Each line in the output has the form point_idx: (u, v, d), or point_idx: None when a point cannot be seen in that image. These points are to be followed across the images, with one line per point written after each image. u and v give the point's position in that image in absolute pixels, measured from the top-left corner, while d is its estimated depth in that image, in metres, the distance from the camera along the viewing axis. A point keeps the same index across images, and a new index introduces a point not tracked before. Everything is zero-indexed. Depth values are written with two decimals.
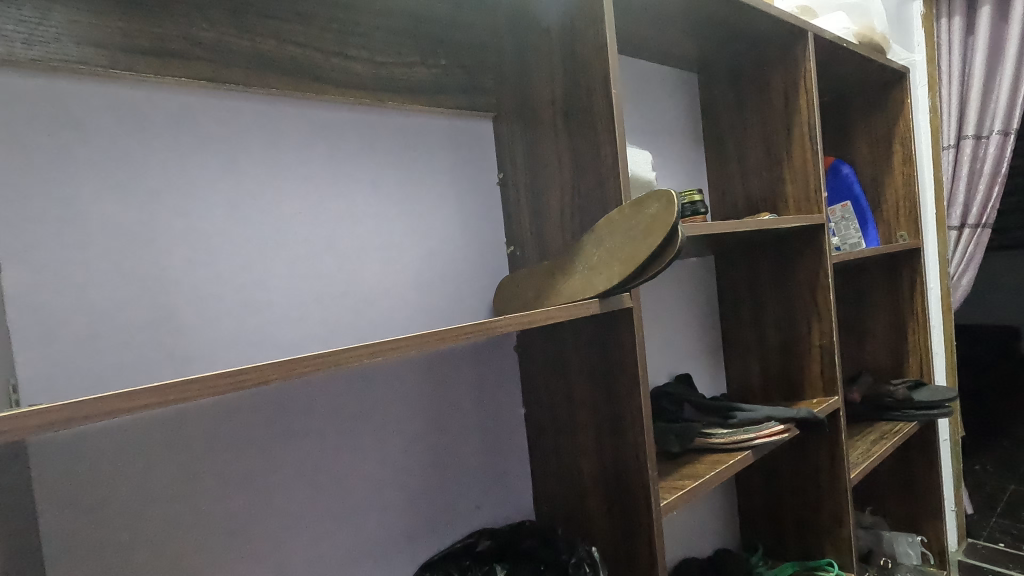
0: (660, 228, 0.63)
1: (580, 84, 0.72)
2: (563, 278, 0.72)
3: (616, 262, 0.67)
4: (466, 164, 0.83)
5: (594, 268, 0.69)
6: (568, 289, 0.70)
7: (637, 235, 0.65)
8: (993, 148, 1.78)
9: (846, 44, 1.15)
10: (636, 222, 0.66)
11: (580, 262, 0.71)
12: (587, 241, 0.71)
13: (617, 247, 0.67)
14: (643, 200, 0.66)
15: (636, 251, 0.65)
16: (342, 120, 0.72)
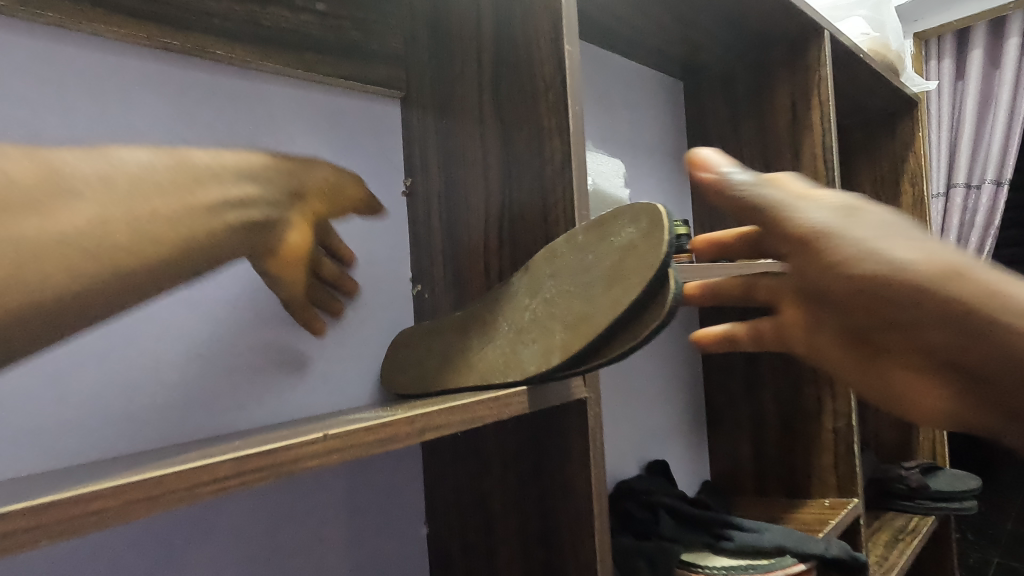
0: (639, 272, 0.36)
1: (516, 44, 0.47)
2: (475, 343, 0.44)
3: (560, 327, 0.39)
4: (356, 162, 0.56)
5: (526, 331, 0.41)
6: (481, 366, 0.42)
7: (597, 281, 0.38)
8: (985, 197, 1.83)
9: (863, 54, 0.93)
10: (596, 257, 0.39)
11: (505, 320, 0.43)
12: (519, 283, 0.43)
13: (564, 298, 0.40)
14: (611, 219, 0.39)
15: (593, 311, 0.37)
16: (132, 72, 0.45)
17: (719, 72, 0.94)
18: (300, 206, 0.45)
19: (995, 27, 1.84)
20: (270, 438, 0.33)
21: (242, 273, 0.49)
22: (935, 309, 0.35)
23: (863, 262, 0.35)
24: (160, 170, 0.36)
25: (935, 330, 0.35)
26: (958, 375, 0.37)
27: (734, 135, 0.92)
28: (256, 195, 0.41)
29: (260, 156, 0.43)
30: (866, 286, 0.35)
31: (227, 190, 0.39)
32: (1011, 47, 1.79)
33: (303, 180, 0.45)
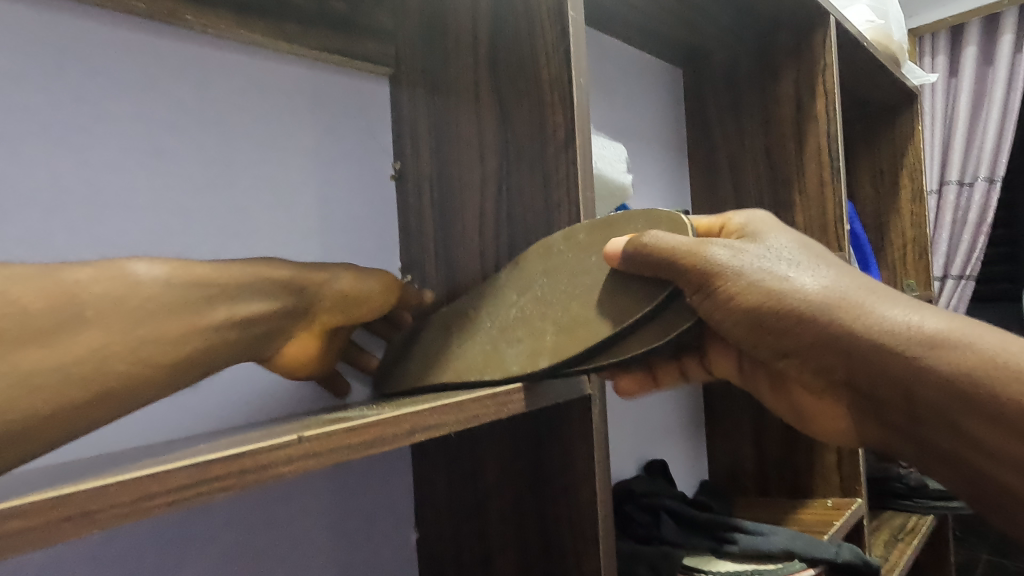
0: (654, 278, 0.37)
1: (514, 14, 0.43)
2: (453, 343, 0.41)
3: (554, 329, 0.38)
4: (340, 144, 0.53)
5: (512, 329, 0.39)
6: (461, 365, 0.39)
7: (599, 285, 0.38)
8: (977, 195, 1.83)
9: (867, 42, 0.90)
10: (599, 259, 0.38)
11: (487, 319, 0.41)
12: (507, 282, 0.42)
13: (560, 299, 0.39)
14: (623, 220, 0.39)
15: (594, 316, 0.37)
16: (95, 37, 0.41)
17: (721, 59, 0.91)
18: (302, 317, 0.39)
19: (990, 24, 1.83)
20: (244, 438, 0.30)
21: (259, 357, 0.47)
22: (814, 346, 0.37)
23: (748, 300, 0.37)
24: (177, 288, 0.32)
25: (820, 365, 0.38)
26: (852, 399, 0.40)
27: (736, 125, 0.89)
28: (261, 307, 0.36)
29: (269, 262, 0.38)
30: (759, 325, 0.37)
31: (234, 305, 0.35)
32: (1004, 43, 1.79)
33: (309, 291, 0.39)
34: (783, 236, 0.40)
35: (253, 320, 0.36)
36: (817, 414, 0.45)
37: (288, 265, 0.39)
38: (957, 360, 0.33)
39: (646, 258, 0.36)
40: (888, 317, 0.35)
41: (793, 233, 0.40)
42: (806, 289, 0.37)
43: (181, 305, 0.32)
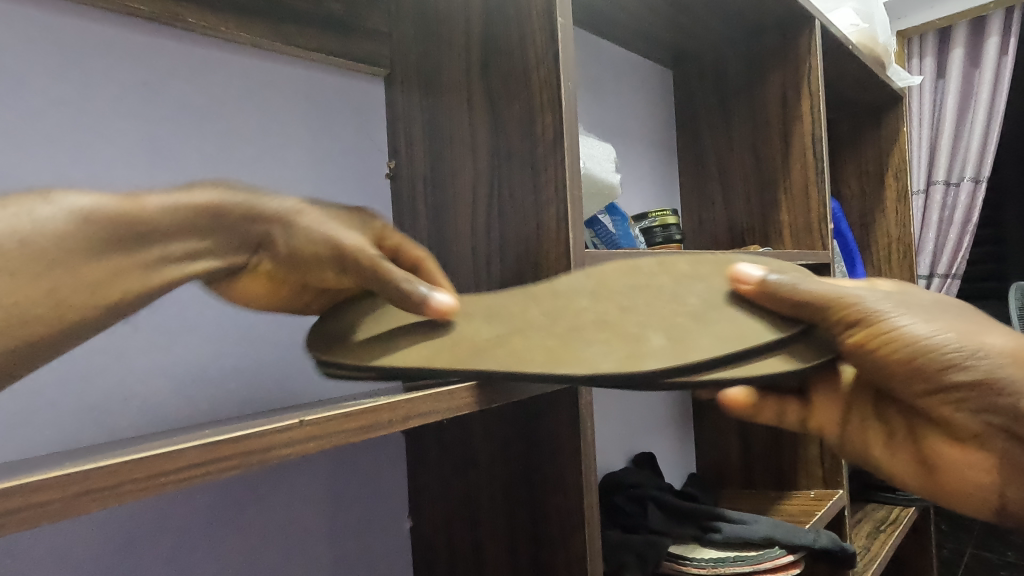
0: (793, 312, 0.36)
1: (505, 18, 0.45)
2: (524, 337, 0.36)
3: (660, 336, 0.34)
4: (336, 143, 0.54)
5: (606, 333, 0.36)
6: (542, 358, 0.34)
7: (713, 308, 0.36)
8: (963, 195, 1.86)
9: (852, 45, 0.92)
10: (708, 290, 0.38)
11: (566, 317, 0.37)
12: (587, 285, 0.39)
13: (665, 314, 0.36)
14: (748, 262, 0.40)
15: (714, 333, 0.35)
16: (97, 38, 0.42)
17: (709, 61, 0.93)
18: (244, 250, 0.39)
19: (977, 27, 1.86)
20: (231, 426, 0.31)
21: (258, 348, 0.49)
22: (980, 383, 0.35)
23: (902, 339, 0.35)
24: (99, 223, 0.31)
25: (978, 399, 0.35)
26: (1012, 440, 0.36)
27: (724, 125, 0.91)
28: (197, 243, 0.36)
29: (214, 196, 0.37)
30: (915, 364, 0.35)
31: (161, 241, 0.34)
32: (990, 46, 1.82)
33: (254, 230, 0.38)
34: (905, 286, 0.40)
35: (180, 257, 0.35)
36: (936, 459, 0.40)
37: (230, 194, 0.38)
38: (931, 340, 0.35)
39: (772, 298, 0.36)
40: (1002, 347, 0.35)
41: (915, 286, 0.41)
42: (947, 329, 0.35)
43: (103, 242, 0.31)
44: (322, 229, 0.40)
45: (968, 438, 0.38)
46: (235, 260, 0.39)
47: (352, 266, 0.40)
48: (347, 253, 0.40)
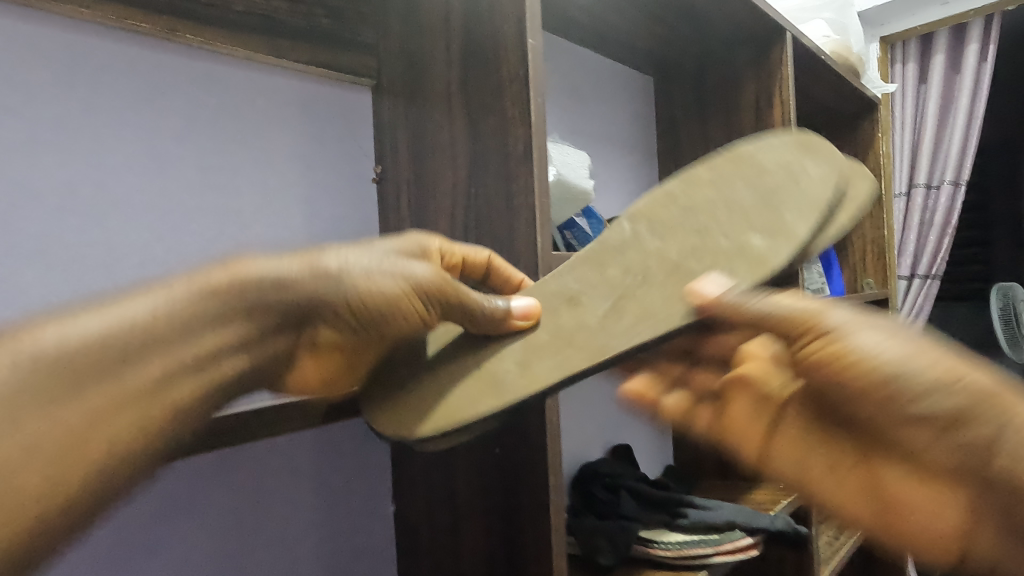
0: (823, 168, 0.45)
1: (483, 37, 0.48)
2: (634, 303, 0.42)
3: (761, 237, 0.42)
4: (325, 150, 0.58)
5: (708, 254, 0.43)
6: (669, 309, 0.41)
7: (770, 193, 0.44)
8: (944, 198, 1.91)
9: (825, 56, 0.96)
10: (746, 178, 0.46)
11: (656, 266, 0.43)
12: (637, 223, 0.46)
13: (737, 215, 0.44)
14: (749, 151, 0.47)
15: (791, 208, 0.43)
16: (101, 54, 0.45)
17: (688, 70, 0.96)
18: (284, 331, 0.37)
19: (958, 34, 1.90)
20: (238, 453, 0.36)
21: None
22: (958, 416, 0.41)
23: (867, 367, 0.40)
24: (70, 352, 0.29)
25: (966, 432, 0.41)
26: (980, 486, 0.44)
27: (702, 132, 0.95)
28: (211, 340, 0.34)
29: (219, 279, 0.35)
30: (891, 391, 0.41)
31: (174, 348, 0.32)
32: (970, 53, 1.85)
33: (283, 307, 0.36)
34: (889, 322, 0.43)
35: (199, 365, 0.33)
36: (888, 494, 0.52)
37: (254, 277, 0.36)
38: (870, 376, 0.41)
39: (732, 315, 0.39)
40: (979, 378, 0.42)
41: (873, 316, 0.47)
42: (920, 360, 0.41)
43: (85, 373, 0.30)
44: (359, 275, 0.38)
45: (934, 467, 0.45)
46: (271, 350, 0.37)
47: (429, 301, 0.40)
48: (418, 285, 0.40)
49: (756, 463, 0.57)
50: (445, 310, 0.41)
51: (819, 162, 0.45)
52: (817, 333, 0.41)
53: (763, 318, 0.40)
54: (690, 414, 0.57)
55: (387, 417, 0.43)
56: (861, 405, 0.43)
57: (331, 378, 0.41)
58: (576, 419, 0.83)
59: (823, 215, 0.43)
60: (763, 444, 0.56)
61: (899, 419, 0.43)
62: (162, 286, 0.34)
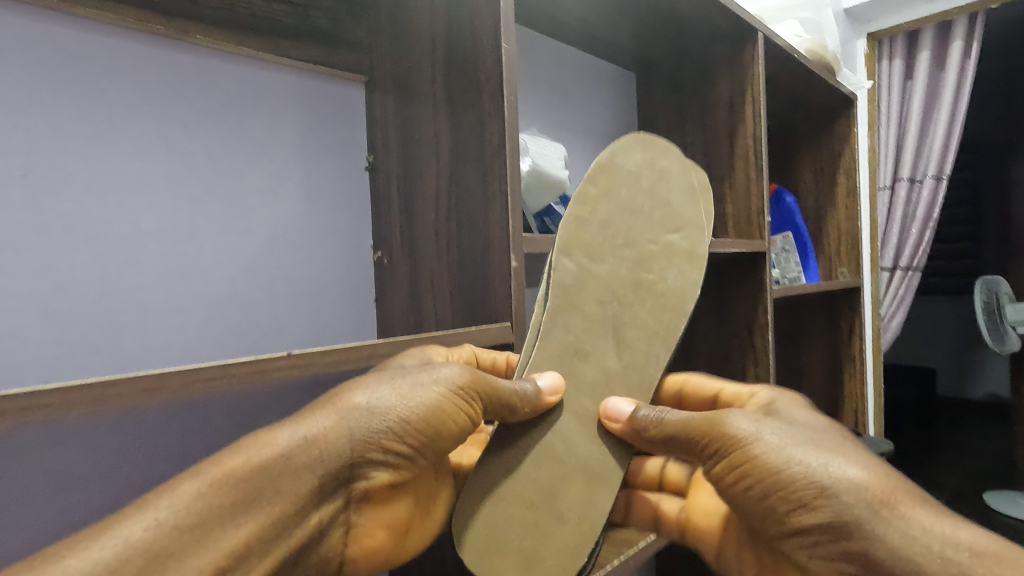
0: (674, 165, 0.59)
1: (464, 41, 0.53)
2: (627, 326, 0.54)
3: (675, 232, 0.57)
4: (323, 141, 0.63)
5: (651, 264, 0.55)
6: (666, 322, 0.55)
7: (653, 193, 0.58)
8: (926, 191, 1.96)
9: (798, 55, 1.00)
10: (628, 184, 0.58)
11: (620, 289, 0.55)
12: (571, 261, 0.54)
13: (646, 221, 0.57)
14: (609, 159, 0.58)
15: (675, 203, 0.58)
16: (118, 53, 0.51)
17: (667, 67, 1.01)
18: (331, 485, 0.39)
19: (942, 31, 1.93)
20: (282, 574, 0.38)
21: (255, 309, 0.58)
22: (828, 526, 0.39)
23: (751, 476, 0.42)
24: (122, 559, 0.30)
25: (823, 543, 0.39)
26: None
27: (680, 126, 1.00)
28: (253, 530, 0.35)
29: (240, 458, 0.36)
30: (766, 503, 0.42)
31: (228, 544, 0.34)
32: (953, 50, 1.90)
33: (320, 477, 0.38)
34: (791, 429, 0.44)
35: (250, 560, 0.35)
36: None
37: (281, 445, 0.38)
38: (767, 484, 0.41)
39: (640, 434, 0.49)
40: (857, 476, 0.40)
41: (815, 416, 0.48)
42: (808, 456, 0.41)
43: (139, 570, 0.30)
44: (387, 417, 0.41)
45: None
46: (317, 520, 0.40)
47: (468, 408, 0.44)
48: (456, 397, 0.43)
49: (715, 563, 0.55)
50: (489, 400, 0.46)
51: (664, 157, 0.59)
52: (717, 443, 0.44)
53: (672, 436, 0.48)
54: (655, 523, 0.60)
55: (484, 546, 0.46)
56: (751, 519, 0.44)
57: (380, 530, 0.45)
58: None
59: (701, 203, 0.58)
60: (720, 539, 0.54)
61: (779, 536, 0.42)
62: (185, 479, 0.35)
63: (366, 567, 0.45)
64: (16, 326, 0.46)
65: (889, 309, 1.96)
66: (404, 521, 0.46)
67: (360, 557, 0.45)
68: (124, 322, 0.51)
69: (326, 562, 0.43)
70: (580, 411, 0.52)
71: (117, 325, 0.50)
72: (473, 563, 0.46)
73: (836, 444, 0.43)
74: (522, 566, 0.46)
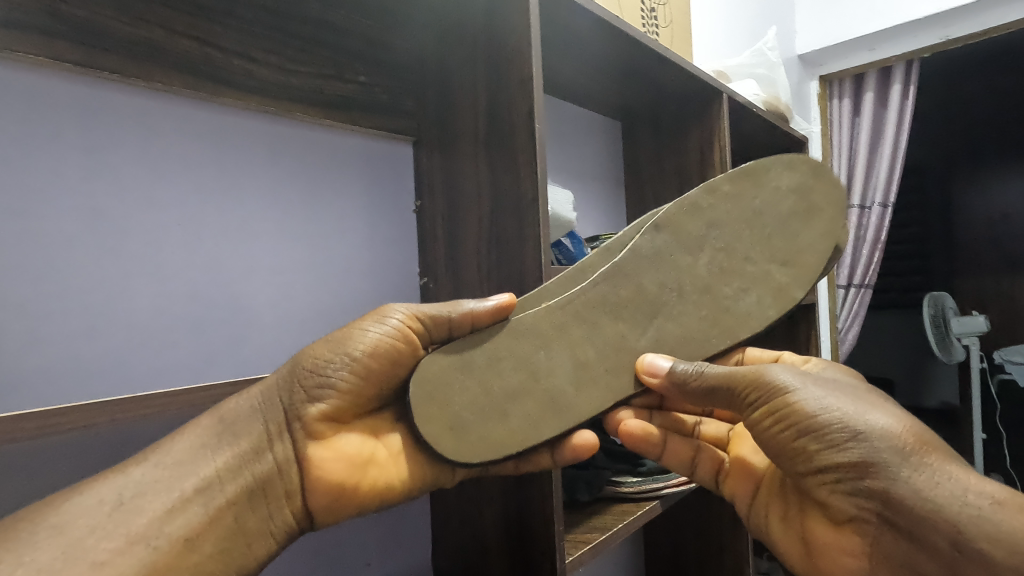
0: (825, 208, 0.62)
1: (503, 118, 0.68)
2: (671, 318, 0.60)
3: (780, 265, 0.61)
4: (381, 189, 0.78)
5: (734, 280, 0.61)
6: (709, 334, 0.60)
7: (787, 222, 0.62)
8: (875, 217, 2.10)
9: (756, 109, 1.19)
10: (767, 199, 0.62)
11: (692, 284, 0.60)
12: (664, 247, 0.60)
13: (757, 241, 0.61)
14: (764, 169, 0.62)
15: (800, 239, 0.61)
16: (240, 127, 0.64)
17: (648, 118, 1.20)
18: (281, 425, 0.52)
19: (883, 76, 2.11)
20: (253, 504, 0.48)
21: (334, 325, 0.72)
22: (856, 464, 0.49)
23: (788, 419, 0.52)
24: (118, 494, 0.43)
25: (850, 479, 0.49)
26: (883, 528, 0.48)
27: (660, 168, 1.18)
28: (225, 461, 0.48)
29: (212, 416, 0.50)
30: (797, 442, 0.52)
31: (203, 473, 0.46)
32: (894, 92, 2.06)
33: (273, 417, 0.51)
34: (838, 389, 0.54)
35: (217, 484, 0.47)
36: (812, 538, 0.55)
37: (237, 407, 0.51)
38: (806, 424, 0.51)
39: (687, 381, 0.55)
40: (888, 426, 0.50)
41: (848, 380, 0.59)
42: (851, 409, 0.51)
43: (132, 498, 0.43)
44: (335, 364, 0.52)
45: (843, 522, 0.51)
46: (274, 456, 0.51)
47: (408, 340, 0.54)
48: (399, 331, 0.53)
49: (746, 511, 0.65)
50: (436, 326, 0.55)
51: (819, 194, 0.62)
52: (758, 391, 0.54)
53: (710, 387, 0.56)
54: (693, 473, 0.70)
55: (440, 422, 0.53)
56: (784, 459, 0.54)
57: (341, 467, 0.54)
58: None
59: (822, 258, 0.62)
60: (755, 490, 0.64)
61: (807, 471, 0.52)
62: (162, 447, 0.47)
63: (330, 507, 0.54)
64: (172, 339, 0.59)
65: (845, 323, 2.10)
66: (358, 457, 0.55)
67: (321, 495, 0.53)
68: (245, 336, 0.64)
69: (293, 499, 0.52)
70: (582, 360, 0.58)
71: (241, 339, 0.64)
72: (429, 433, 0.53)
73: (875, 403, 0.53)
74: (454, 432, 0.54)
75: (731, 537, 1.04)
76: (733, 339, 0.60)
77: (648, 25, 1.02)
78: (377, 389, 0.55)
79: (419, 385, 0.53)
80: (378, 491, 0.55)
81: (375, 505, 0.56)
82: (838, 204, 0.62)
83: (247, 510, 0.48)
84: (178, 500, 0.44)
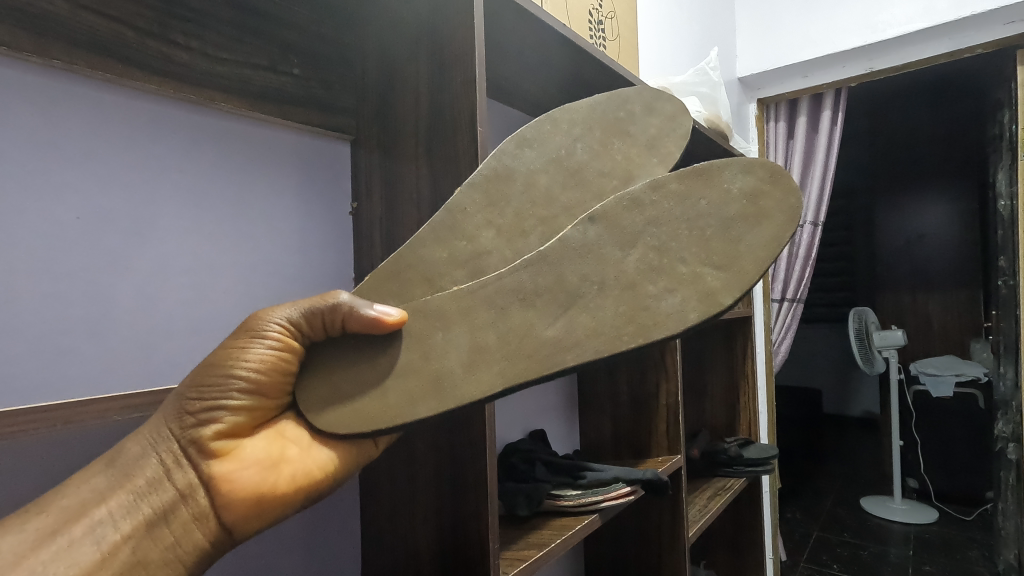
0: (778, 216, 0.47)
1: (445, 118, 0.66)
2: (587, 311, 0.47)
3: (711, 269, 0.46)
4: (315, 188, 0.75)
5: (659, 280, 0.46)
6: (620, 331, 0.46)
7: (730, 225, 0.47)
8: (807, 235, 2.20)
9: (699, 126, 1.22)
10: (716, 201, 0.48)
11: (615, 280, 0.47)
12: (597, 236, 0.48)
13: (694, 239, 0.47)
14: (717, 169, 0.48)
15: (743, 246, 0.47)
16: (151, 113, 0.59)
17: None
18: (176, 452, 0.45)
19: (815, 101, 2.22)
20: (157, 537, 0.42)
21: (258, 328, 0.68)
22: None
23: None
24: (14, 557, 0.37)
25: None
26: None
27: None
28: (117, 499, 0.42)
29: (104, 461, 0.44)
30: None
31: (92, 513, 0.41)
32: (824, 118, 2.17)
33: (165, 448, 0.44)
34: None
35: (107, 521, 0.41)
36: None
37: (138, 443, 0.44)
38: None
39: None
40: None
41: None
42: None
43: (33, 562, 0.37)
44: (219, 384, 0.45)
45: None
46: (175, 485, 0.44)
47: (290, 352, 0.47)
48: (278, 340, 0.46)
49: None
50: (314, 329, 0.48)
51: (774, 201, 0.48)
52: None
53: None
54: None
55: (325, 398, 0.48)
56: None
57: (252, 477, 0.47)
58: (502, 410, 1.02)
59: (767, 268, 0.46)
60: None
61: None
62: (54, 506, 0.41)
63: (249, 521, 0.46)
64: (71, 344, 0.53)
65: (778, 335, 2.17)
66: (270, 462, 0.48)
67: (234, 513, 0.46)
68: (157, 340, 0.59)
69: (202, 521, 0.44)
70: (480, 345, 0.47)
71: (151, 344, 0.58)
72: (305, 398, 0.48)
73: None
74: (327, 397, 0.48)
75: (670, 544, 1.05)
76: (644, 339, 0.45)
77: (595, 37, 1.02)
78: (275, 396, 0.49)
79: (318, 375, 0.48)
80: (301, 486, 0.48)
81: (302, 502, 0.49)
82: (796, 214, 0.47)
83: (147, 543, 0.42)
84: (63, 545, 0.39)
